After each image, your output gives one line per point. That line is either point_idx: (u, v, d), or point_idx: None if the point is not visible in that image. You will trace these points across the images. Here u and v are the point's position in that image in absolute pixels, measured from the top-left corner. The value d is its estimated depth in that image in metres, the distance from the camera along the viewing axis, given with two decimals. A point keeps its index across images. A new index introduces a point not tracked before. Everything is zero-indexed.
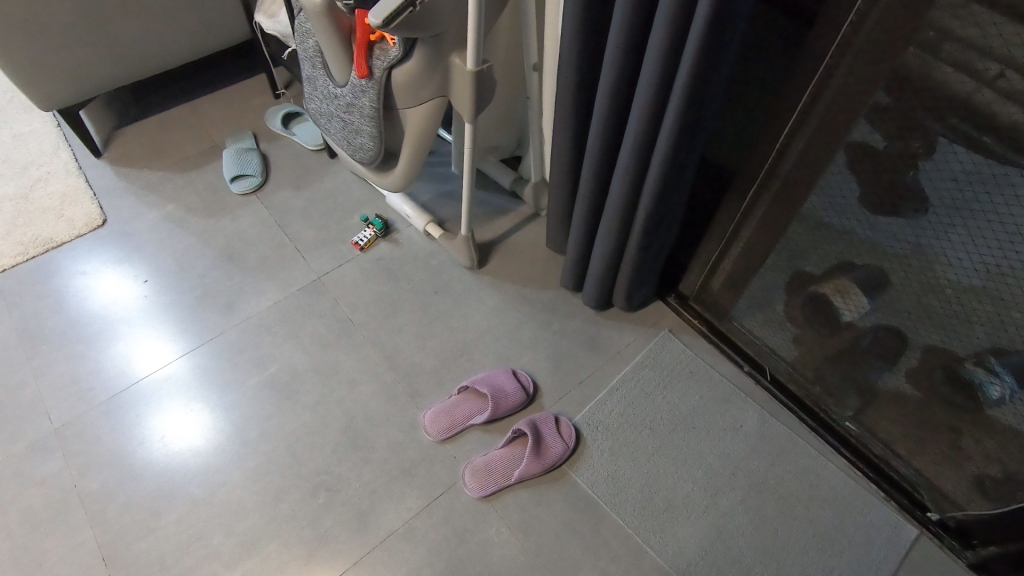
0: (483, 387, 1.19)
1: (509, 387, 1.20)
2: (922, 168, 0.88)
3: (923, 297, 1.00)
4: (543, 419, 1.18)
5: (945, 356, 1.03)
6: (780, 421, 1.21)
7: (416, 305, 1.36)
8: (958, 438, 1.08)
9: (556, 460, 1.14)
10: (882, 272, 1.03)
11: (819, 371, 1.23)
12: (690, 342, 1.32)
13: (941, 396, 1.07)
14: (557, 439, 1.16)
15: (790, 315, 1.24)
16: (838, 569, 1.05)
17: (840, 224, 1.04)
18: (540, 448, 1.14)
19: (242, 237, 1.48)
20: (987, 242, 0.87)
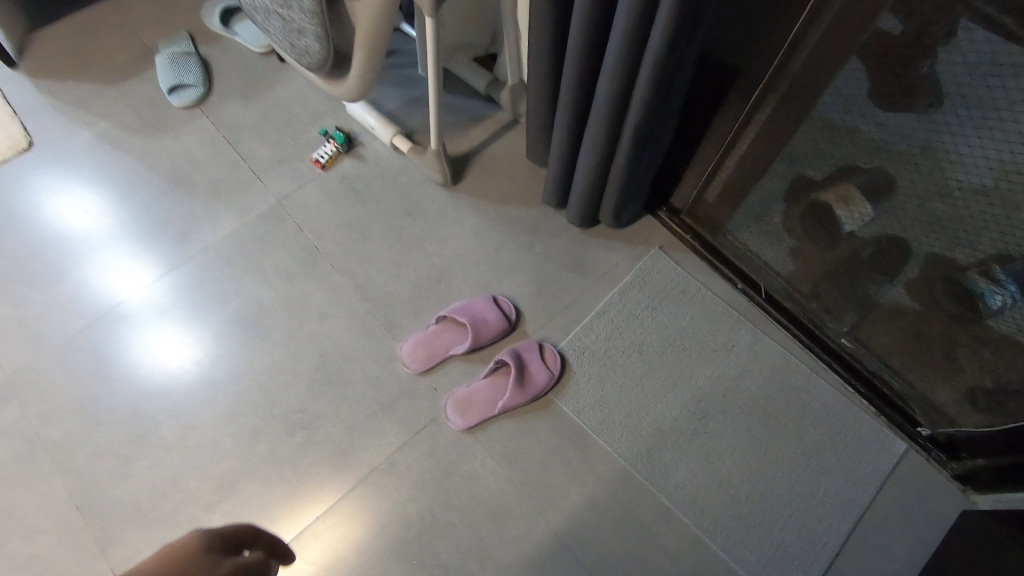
0: (461, 316, 1.12)
1: (489, 315, 1.14)
2: (941, 57, 0.78)
3: (928, 201, 0.93)
4: (526, 347, 1.12)
5: (947, 266, 0.98)
6: (773, 340, 1.16)
7: (387, 229, 1.25)
8: (952, 349, 1.05)
9: (541, 389, 1.10)
10: (888, 175, 0.95)
11: (816, 287, 1.17)
12: (682, 259, 1.24)
13: (940, 309, 1.03)
14: (540, 367, 1.11)
15: (788, 227, 1.15)
16: (824, 485, 1.05)
17: (846, 124, 0.94)
18: (523, 377, 1.10)
19: (189, 157, 1.33)
20: (1005, 137, 0.80)
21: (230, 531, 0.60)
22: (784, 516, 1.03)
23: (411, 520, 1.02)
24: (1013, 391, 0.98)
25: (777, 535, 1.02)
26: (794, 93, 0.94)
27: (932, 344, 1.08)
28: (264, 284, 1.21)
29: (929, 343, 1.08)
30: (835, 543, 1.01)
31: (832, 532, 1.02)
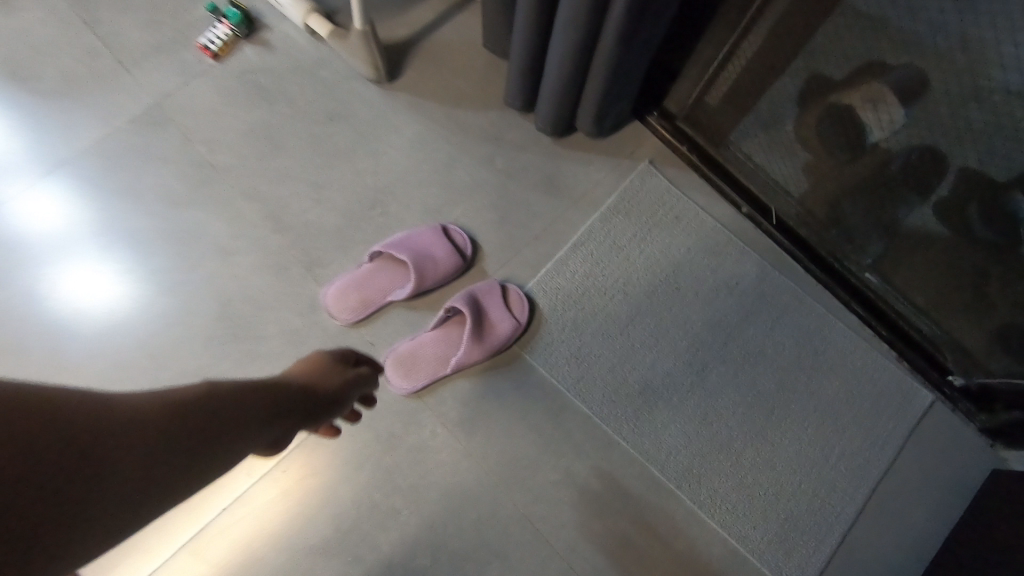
0: (401, 252, 0.88)
1: (437, 250, 0.90)
2: None
3: (962, 109, 0.76)
4: (484, 290, 0.90)
5: (983, 184, 0.81)
6: (783, 274, 0.96)
7: (304, 139, 0.97)
8: (985, 285, 0.88)
9: (503, 342, 0.89)
10: (921, 74, 0.76)
11: (835, 211, 0.96)
12: (677, 177, 1.01)
13: (974, 235, 0.86)
14: (502, 314, 0.89)
15: (803, 136, 0.94)
16: (838, 447, 0.89)
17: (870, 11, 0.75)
18: (482, 328, 0.88)
19: (29, 40, 0.98)
20: None
21: (344, 352, 0.73)
22: (792, 483, 0.87)
23: (344, 508, 0.83)
24: None
25: (785, 506, 0.86)
26: None
27: (963, 277, 0.90)
28: (150, 207, 0.93)
29: (958, 277, 0.91)
30: (850, 513, 0.86)
31: (846, 501, 0.87)
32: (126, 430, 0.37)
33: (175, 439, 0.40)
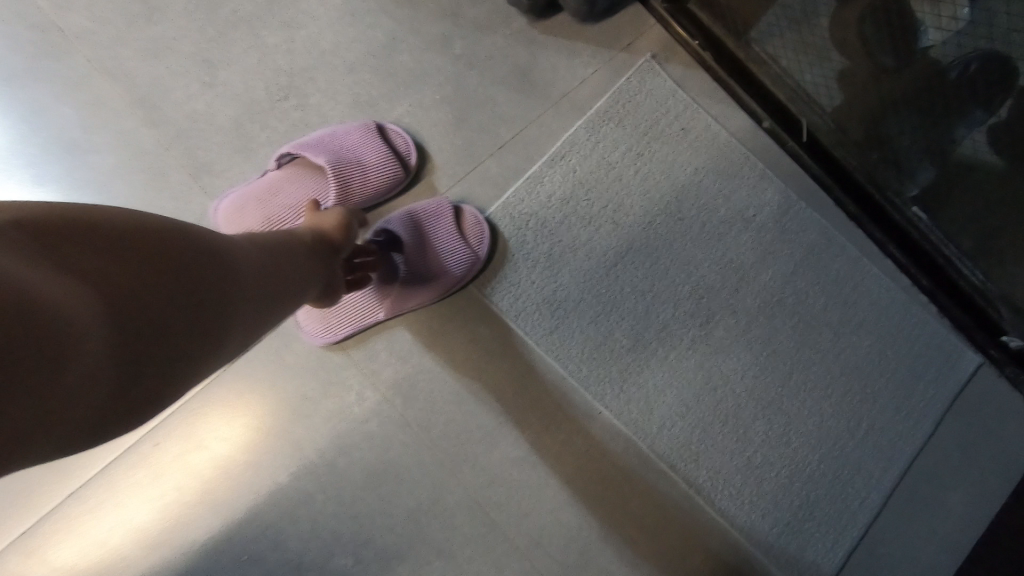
0: (321, 156, 0.66)
1: (368, 154, 0.68)
2: None
3: None
4: (430, 210, 0.70)
5: None
6: (811, 207, 0.77)
7: (192, 1, 0.72)
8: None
9: (453, 280, 0.68)
10: None
11: (875, 128, 0.73)
12: (684, 80, 0.79)
13: None
14: (453, 242, 0.68)
15: (839, 31, 0.70)
16: (866, 420, 0.73)
17: None
18: (424, 262, 0.68)
19: None
20: None
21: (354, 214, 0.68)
22: (809, 464, 0.71)
23: (235, 503, 0.66)
24: None
25: (799, 491, 0.70)
26: None
27: None
28: None
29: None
30: (874, 501, 0.71)
31: (871, 486, 0.71)
32: (227, 261, 0.41)
33: (261, 282, 0.44)
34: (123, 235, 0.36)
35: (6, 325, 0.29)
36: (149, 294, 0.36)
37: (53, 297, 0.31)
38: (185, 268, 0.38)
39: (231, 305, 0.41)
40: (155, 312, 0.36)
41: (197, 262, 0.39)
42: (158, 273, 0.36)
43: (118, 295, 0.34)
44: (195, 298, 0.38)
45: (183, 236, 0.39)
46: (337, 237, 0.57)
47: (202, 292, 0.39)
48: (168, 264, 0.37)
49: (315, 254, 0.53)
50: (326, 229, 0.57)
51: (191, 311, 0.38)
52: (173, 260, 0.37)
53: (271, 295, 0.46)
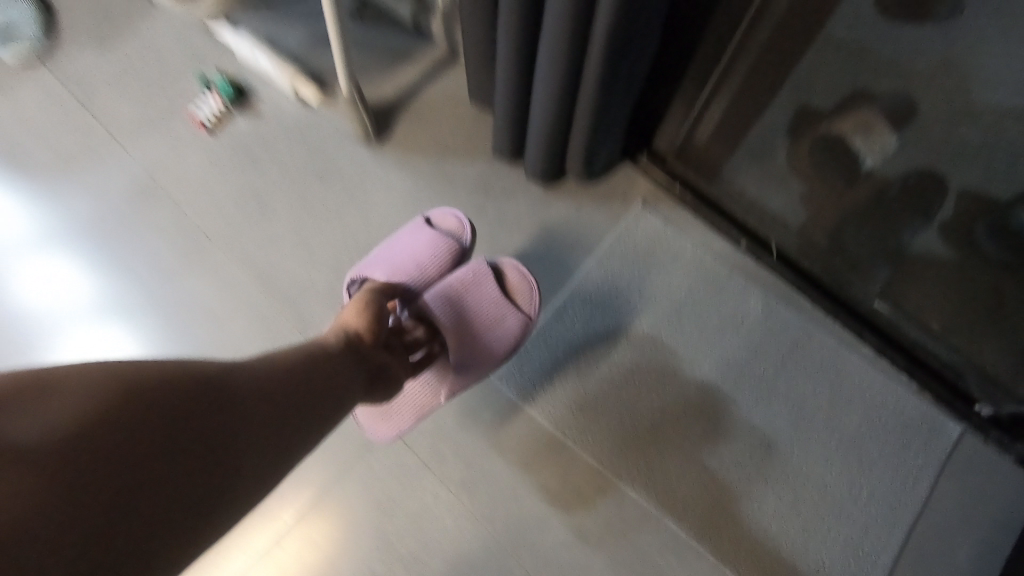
0: (394, 274, 0.86)
1: (426, 259, 0.87)
2: None
3: (953, 124, 0.85)
4: (471, 277, 0.86)
5: (982, 201, 0.89)
6: (790, 308, 0.93)
7: (295, 201, 0.98)
8: (997, 304, 0.91)
9: (515, 337, 0.86)
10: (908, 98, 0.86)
11: (836, 239, 0.96)
12: (671, 217, 0.99)
13: (976, 252, 0.91)
14: (502, 307, 0.86)
15: (795, 167, 0.97)
16: (866, 488, 0.84)
17: (849, 38, 0.83)
18: (483, 329, 0.85)
19: (29, 122, 1.01)
20: None
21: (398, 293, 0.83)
22: (821, 530, 0.82)
23: None
24: None
25: (815, 556, 0.81)
26: None
27: (977, 293, 0.91)
28: (148, 279, 0.94)
29: (970, 295, 0.92)
30: (885, 562, 0.81)
31: (880, 548, 0.81)
32: (217, 398, 0.52)
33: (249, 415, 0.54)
34: (117, 384, 0.48)
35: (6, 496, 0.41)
36: (139, 432, 0.47)
37: (33, 447, 0.43)
38: (176, 410, 0.50)
39: (220, 437, 0.51)
40: (144, 434, 0.47)
41: (181, 383, 0.50)
42: (145, 398, 0.48)
43: (106, 426, 0.46)
44: (175, 416, 0.49)
45: (165, 370, 0.50)
46: (356, 334, 0.71)
47: (188, 409, 0.50)
48: (152, 392, 0.49)
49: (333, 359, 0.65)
50: (358, 328, 0.71)
51: (175, 426, 0.49)
52: (163, 408, 0.49)
53: (269, 400, 0.56)
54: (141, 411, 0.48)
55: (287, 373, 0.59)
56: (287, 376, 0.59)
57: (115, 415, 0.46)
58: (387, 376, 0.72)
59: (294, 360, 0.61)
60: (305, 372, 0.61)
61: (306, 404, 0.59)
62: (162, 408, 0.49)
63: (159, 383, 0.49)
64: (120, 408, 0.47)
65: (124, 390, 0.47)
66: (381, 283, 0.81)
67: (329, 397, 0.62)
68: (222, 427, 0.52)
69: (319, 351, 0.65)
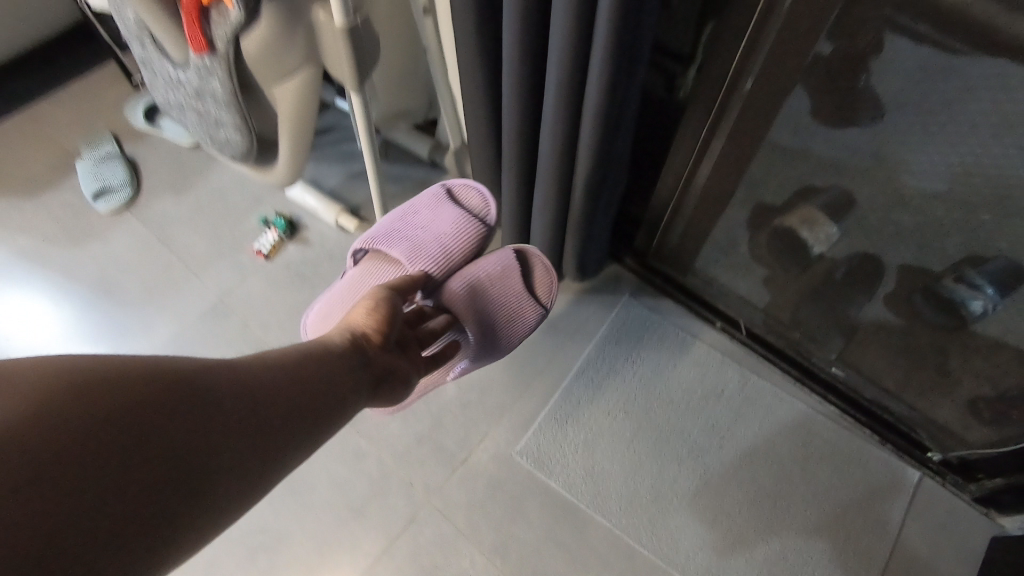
0: (416, 259, 0.94)
1: (456, 243, 0.96)
2: (873, 73, 0.74)
3: (889, 211, 0.88)
4: (495, 269, 0.97)
5: (922, 276, 0.93)
6: (762, 378, 1.12)
7: None
8: (945, 362, 0.99)
9: (530, 325, 1.00)
10: (847, 192, 0.90)
11: (796, 316, 1.12)
12: (656, 305, 1.20)
13: (924, 320, 0.98)
14: (525, 300, 0.98)
15: (756, 256, 1.11)
16: (841, 532, 0.99)
17: (788, 144, 0.88)
18: (504, 322, 0.97)
19: (118, 262, 1.23)
20: (968, 148, 0.74)
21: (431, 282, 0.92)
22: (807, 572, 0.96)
23: None
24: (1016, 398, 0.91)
25: None
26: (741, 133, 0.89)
27: (925, 354, 1.01)
28: None
29: (919, 357, 1.02)
30: None
31: None
32: (208, 396, 0.50)
33: (241, 416, 0.51)
34: (85, 368, 0.45)
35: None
36: (129, 424, 0.45)
37: None
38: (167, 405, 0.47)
39: (211, 437, 0.49)
40: (111, 423, 0.44)
41: (158, 381, 0.47)
42: (114, 389, 0.45)
43: (66, 415, 0.42)
44: (143, 409, 0.46)
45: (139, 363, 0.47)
46: (363, 334, 0.68)
47: (162, 408, 0.47)
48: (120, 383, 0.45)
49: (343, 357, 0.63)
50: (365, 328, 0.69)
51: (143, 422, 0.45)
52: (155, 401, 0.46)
53: (257, 402, 0.53)
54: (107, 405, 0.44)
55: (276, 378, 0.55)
56: (276, 378, 0.55)
57: (93, 395, 0.44)
58: (396, 379, 0.70)
59: (288, 363, 0.58)
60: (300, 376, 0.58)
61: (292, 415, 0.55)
62: (133, 400, 0.45)
63: (130, 377, 0.46)
64: (84, 395, 0.43)
65: (85, 380, 0.44)
66: (393, 282, 0.81)
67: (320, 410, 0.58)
68: (195, 428, 0.48)
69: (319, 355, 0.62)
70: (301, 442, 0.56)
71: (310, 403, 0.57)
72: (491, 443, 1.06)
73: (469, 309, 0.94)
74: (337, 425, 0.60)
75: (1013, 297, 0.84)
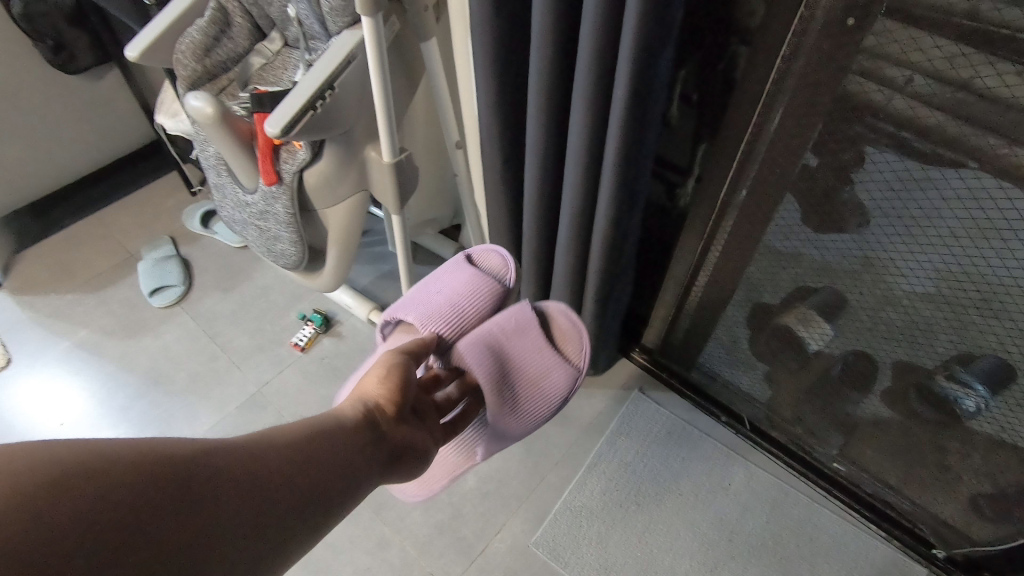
0: (430, 320, 0.83)
1: (470, 307, 0.86)
2: (855, 183, 0.78)
3: (881, 311, 0.91)
4: (514, 325, 0.85)
5: (915, 372, 0.94)
6: (767, 472, 1.18)
7: None
8: (944, 458, 1.01)
9: (561, 387, 0.84)
10: (838, 292, 0.93)
11: (797, 413, 1.17)
12: (662, 399, 1.29)
13: (920, 417, 0.99)
14: (551, 359, 0.84)
15: (756, 352, 1.16)
16: None
17: (774, 244, 0.94)
18: (530, 384, 0.83)
19: (168, 354, 1.34)
20: (951, 255, 0.77)
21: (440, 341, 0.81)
22: None
23: None
24: (1015, 496, 0.94)
25: None
26: (733, 248, 1.00)
27: (923, 453, 1.04)
28: None
29: (918, 454, 1.05)
30: None
31: None
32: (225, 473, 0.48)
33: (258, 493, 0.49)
34: (64, 459, 0.41)
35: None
36: (146, 503, 0.43)
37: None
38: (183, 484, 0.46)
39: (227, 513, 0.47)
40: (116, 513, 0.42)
41: (151, 469, 0.45)
42: (109, 474, 0.43)
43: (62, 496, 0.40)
44: (134, 503, 0.43)
45: (129, 449, 0.44)
46: (377, 406, 0.63)
47: (167, 496, 0.45)
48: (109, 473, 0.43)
49: (357, 430, 0.59)
50: (377, 398, 0.64)
51: (136, 513, 0.43)
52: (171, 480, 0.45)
53: (260, 483, 0.50)
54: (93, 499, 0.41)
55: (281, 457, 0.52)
56: (282, 457, 0.52)
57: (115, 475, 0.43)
58: (415, 453, 0.65)
59: (294, 439, 0.54)
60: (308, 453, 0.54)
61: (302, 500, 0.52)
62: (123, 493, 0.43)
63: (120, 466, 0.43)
64: (74, 484, 0.41)
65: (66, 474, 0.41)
66: (409, 343, 0.73)
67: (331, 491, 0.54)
68: (195, 520, 0.45)
69: (326, 432, 0.57)
70: (311, 529, 0.52)
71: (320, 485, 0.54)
72: (507, 535, 1.11)
73: (483, 372, 0.79)
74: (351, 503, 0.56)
75: (1005, 396, 0.86)
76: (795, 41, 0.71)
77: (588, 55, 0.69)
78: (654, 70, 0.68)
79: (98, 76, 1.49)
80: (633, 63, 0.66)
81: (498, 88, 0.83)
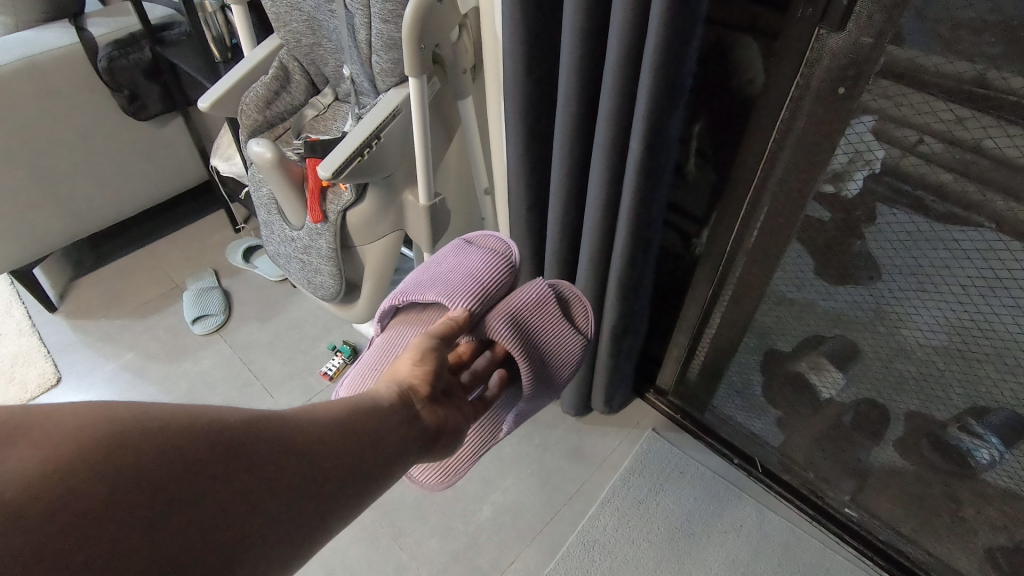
0: (455, 297, 0.79)
1: (487, 278, 0.83)
2: (866, 237, 0.83)
3: (895, 361, 0.94)
4: (535, 300, 0.82)
5: (927, 423, 0.96)
6: (780, 515, 1.20)
7: None
8: (959, 509, 1.01)
9: (576, 356, 0.84)
10: (850, 341, 0.97)
11: (809, 458, 1.19)
12: (675, 439, 1.33)
13: (932, 466, 1.00)
14: (571, 329, 0.84)
15: (769, 397, 1.19)
16: None
17: (786, 291, 1.00)
18: (554, 352, 0.81)
19: (205, 378, 1.42)
20: (959, 307, 0.80)
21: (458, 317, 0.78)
22: None
23: None
24: None
25: None
26: (742, 294, 1.06)
27: (936, 504, 1.04)
28: None
29: (930, 505, 1.05)
30: None
31: None
32: (286, 441, 0.51)
33: (312, 459, 0.52)
34: (145, 416, 0.44)
35: (104, 490, 0.39)
36: (219, 461, 0.46)
37: (97, 453, 0.40)
38: (248, 446, 0.48)
39: (288, 473, 0.50)
40: (196, 464, 0.44)
41: (209, 433, 0.46)
42: (187, 434, 0.45)
43: (148, 447, 0.42)
44: (190, 462, 0.44)
45: (186, 413, 0.46)
46: (410, 386, 0.67)
47: (237, 455, 0.47)
48: (121, 446, 0.41)
49: (395, 406, 0.63)
50: (410, 377, 0.68)
51: (200, 470, 0.45)
52: (238, 444, 0.48)
53: (314, 450, 0.53)
54: (84, 490, 0.38)
55: (278, 451, 0.50)
56: (322, 435, 0.54)
57: (190, 433, 0.45)
58: (447, 434, 0.69)
59: (333, 417, 0.57)
60: (345, 435, 0.57)
61: (321, 494, 0.52)
62: (112, 485, 0.40)
63: (178, 426, 0.45)
64: (159, 437, 0.43)
65: (103, 438, 0.41)
66: (439, 326, 0.74)
67: (337, 496, 0.53)
68: (261, 475, 0.48)
69: (361, 411, 0.60)
70: (347, 504, 0.54)
71: (354, 466, 0.56)
72: (521, 566, 1.14)
73: (515, 344, 0.76)
74: (394, 475, 0.60)
75: (1018, 449, 0.87)
76: (793, 106, 0.79)
77: (607, 115, 0.78)
78: (666, 128, 0.76)
79: (163, 123, 1.62)
80: (646, 122, 0.74)
81: (524, 143, 0.93)
